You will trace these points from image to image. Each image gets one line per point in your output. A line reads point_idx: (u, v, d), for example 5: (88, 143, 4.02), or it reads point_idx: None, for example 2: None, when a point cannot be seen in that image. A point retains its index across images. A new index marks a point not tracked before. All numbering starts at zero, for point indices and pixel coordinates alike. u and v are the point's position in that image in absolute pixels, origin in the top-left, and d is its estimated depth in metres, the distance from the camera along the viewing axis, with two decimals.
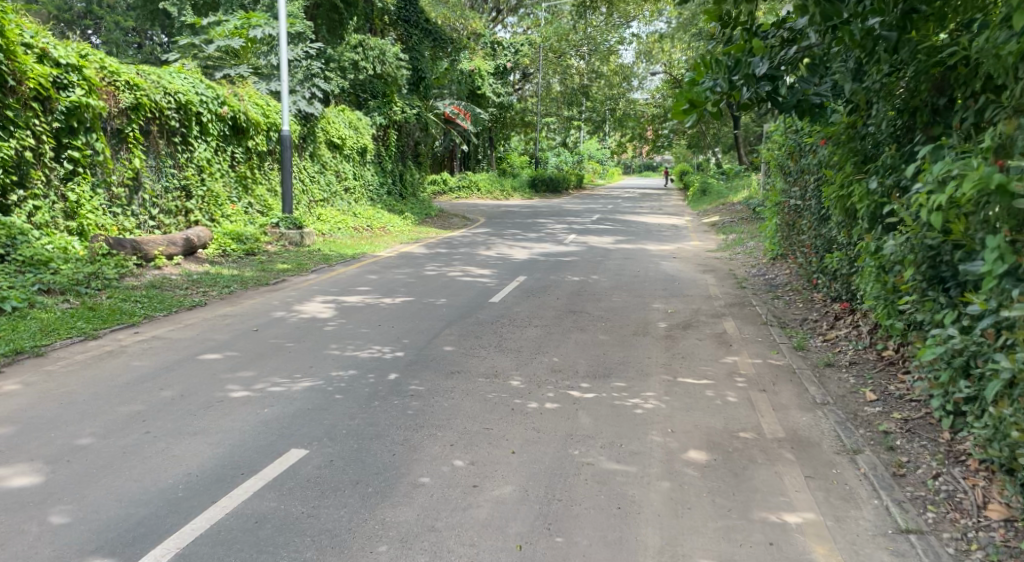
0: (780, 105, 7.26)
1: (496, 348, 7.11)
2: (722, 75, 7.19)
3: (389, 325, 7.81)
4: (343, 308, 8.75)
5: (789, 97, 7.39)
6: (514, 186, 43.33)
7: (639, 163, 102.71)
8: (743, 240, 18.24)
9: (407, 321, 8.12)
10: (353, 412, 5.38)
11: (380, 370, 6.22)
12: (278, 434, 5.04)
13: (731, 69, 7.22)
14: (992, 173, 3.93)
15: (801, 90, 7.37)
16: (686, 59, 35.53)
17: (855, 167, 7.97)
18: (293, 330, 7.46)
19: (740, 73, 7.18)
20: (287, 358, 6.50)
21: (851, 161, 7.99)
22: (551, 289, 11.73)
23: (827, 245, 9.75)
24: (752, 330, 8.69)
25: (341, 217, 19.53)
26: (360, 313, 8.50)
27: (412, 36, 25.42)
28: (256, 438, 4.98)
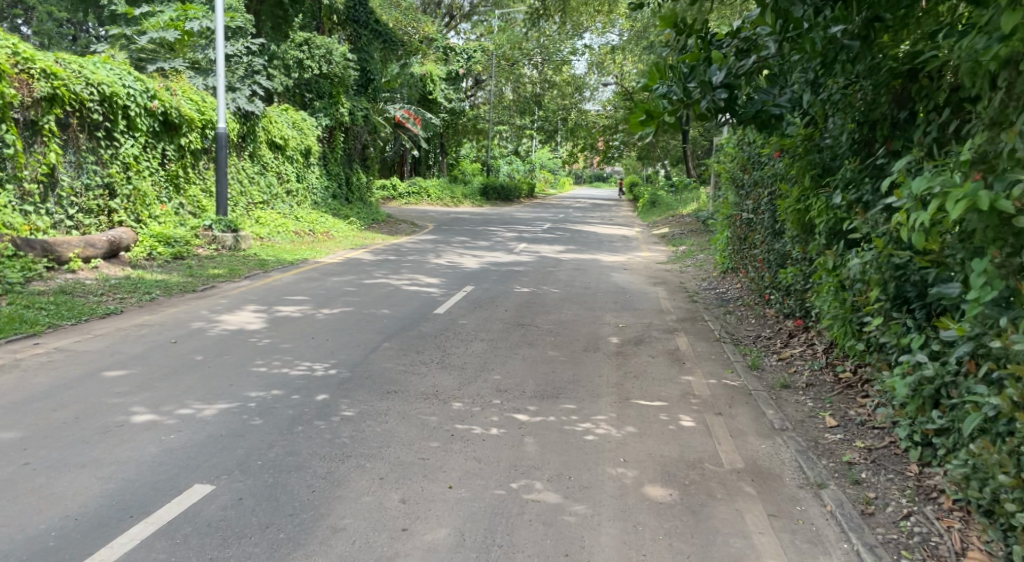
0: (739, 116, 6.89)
1: (435, 366, 6.66)
2: (677, 81, 6.73)
3: (321, 338, 7.31)
4: (272, 319, 8.22)
5: (747, 106, 7.06)
6: (464, 193, 42.88)
7: (590, 173, 103.11)
8: (693, 252, 18.06)
9: (341, 334, 7.62)
10: (271, 440, 4.89)
11: (305, 390, 5.73)
12: (181, 467, 4.54)
13: (684, 76, 6.84)
14: (980, 190, 3.67)
15: (759, 99, 7.08)
16: (637, 71, 35.60)
17: (813, 182, 7.74)
18: (214, 343, 6.92)
19: (695, 80, 6.78)
20: (203, 375, 5.97)
21: (809, 175, 7.76)
22: (498, 300, 11.31)
23: (781, 260, 9.50)
24: (705, 348, 8.38)
25: (281, 220, 18.88)
26: (290, 324, 7.98)
27: (361, 36, 24.72)
28: (154, 472, 4.47)
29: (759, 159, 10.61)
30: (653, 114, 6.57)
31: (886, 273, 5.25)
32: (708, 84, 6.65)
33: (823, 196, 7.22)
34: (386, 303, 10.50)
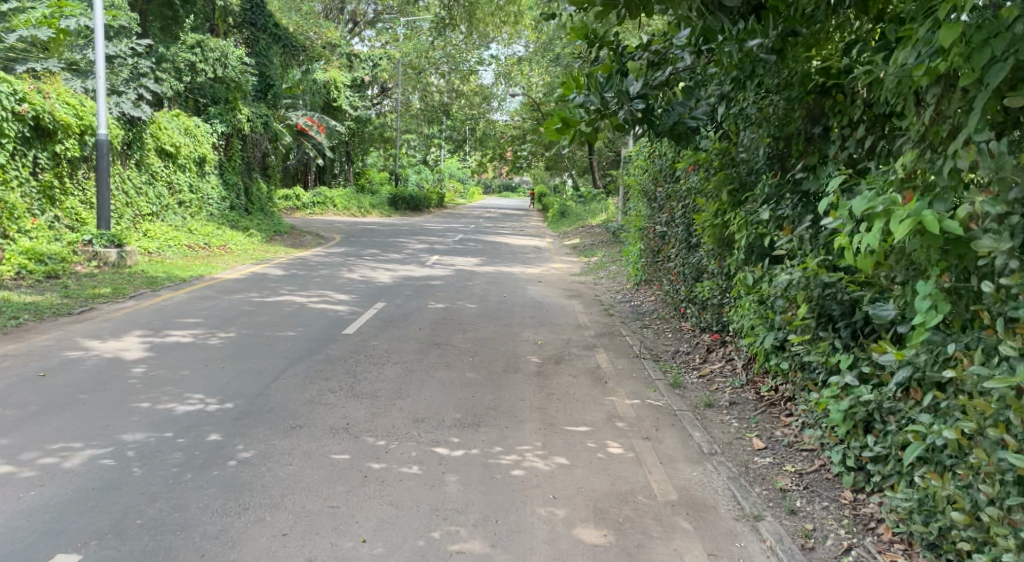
0: (656, 128, 6.75)
1: (339, 400, 6.33)
2: (595, 90, 6.51)
3: (217, 369, 6.90)
4: (156, 347, 7.73)
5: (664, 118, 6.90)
6: (372, 203, 42.17)
7: (500, 184, 103.38)
8: (605, 263, 18.07)
9: (236, 363, 7.20)
10: (153, 492, 4.45)
11: (192, 432, 5.33)
12: (42, 531, 4.07)
13: (601, 85, 6.67)
14: (925, 211, 3.60)
15: (676, 111, 6.91)
16: (543, 82, 35.88)
17: (731, 197, 7.54)
18: (87, 379, 6.46)
19: (613, 89, 6.63)
20: (73, 416, 5.53)
21: (725, 190, 7.56)
22: (410, 317, 10.96)
23: (697, 273, 9.38)
24: (625, 365, 8.24)
25: (172, 233, 18.04)
26: (176, 352, 7.53)
27: (259, 40, 24.76)
28: (9, 538, 3.99)
29: (673, 167, 10.46)
30: (570, 122, 6.26)
31: (813, 292, 5.08)
32: (626, 93, 6.49)
33: (742, 211, 7.03)
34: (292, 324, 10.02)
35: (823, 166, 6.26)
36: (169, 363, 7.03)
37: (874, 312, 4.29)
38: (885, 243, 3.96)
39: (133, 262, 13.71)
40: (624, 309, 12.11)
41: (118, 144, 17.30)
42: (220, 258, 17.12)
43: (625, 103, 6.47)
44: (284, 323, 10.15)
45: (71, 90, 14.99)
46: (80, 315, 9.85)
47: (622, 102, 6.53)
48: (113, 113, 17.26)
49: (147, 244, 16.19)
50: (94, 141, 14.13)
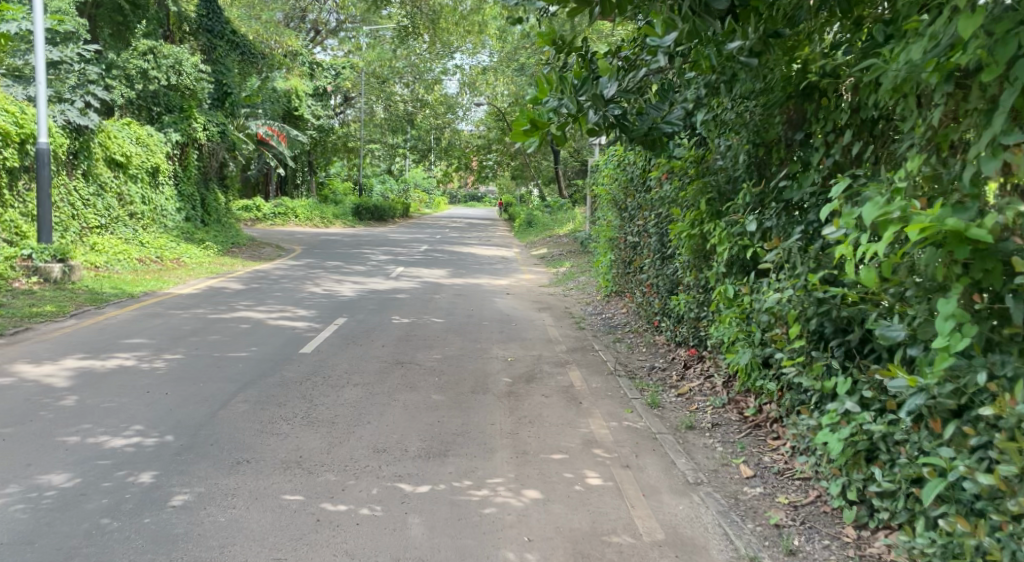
0: (628, 132, 6.36)
1: (292, 433, 5.95)
2: (569, 94, 6.14)
3: (155, 404, 6.53)
4: (88, 379, 7.43)
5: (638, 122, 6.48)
6: (335, 213, 41.56)
7: (465, 194, 103.00)
8: (574, 273, 17.74)
9: (180, 395, 6.87)
10: (75, 544, 4.19)
11: (121, 473, 5.05)
12: None
13: (575, 88, 6.26)
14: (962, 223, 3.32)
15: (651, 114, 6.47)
16: (508, 91, 35.63)
17: (710, 210, 7.08)
18: (12, 414, 6.12)
19: (588, 93, 6.24)
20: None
21: (703, 204, 7.11)
22: (373, 333, 10.51)
23: (672, 284, 9.01)
24: (599, 383, 7.88)
25: (122, 246, 17.47)
26: (111, 384, 7.21)
27: (216, 47, 24.71)
28: None
29: (645, 173, 10.05)
30: (541, 124, 5.96)
31: (807, 309, 4.73)
32: (600, 96, 6.14)
33: (721, 222, 6.68)
34: (247, 344, 9.52)
35: (803, 177, 5.92)
36: (102, 396, 6.72)
37: (882, 331, 4.00)
38: (897, 254, 3.65)
39: (73, 281, 13.41)
40: (595, 322, 11.75)
41: (64, 154, 16.73)
42: (172, 272, 16.50)
43: (600, 107, 6.13)
44: (240, 342, 9.65)
45: (11, 97, 14.96)
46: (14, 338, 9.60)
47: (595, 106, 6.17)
48: (57, 121, 16.61)
49: (92, 258, 15.62)
50: (32, 149, 14.28)
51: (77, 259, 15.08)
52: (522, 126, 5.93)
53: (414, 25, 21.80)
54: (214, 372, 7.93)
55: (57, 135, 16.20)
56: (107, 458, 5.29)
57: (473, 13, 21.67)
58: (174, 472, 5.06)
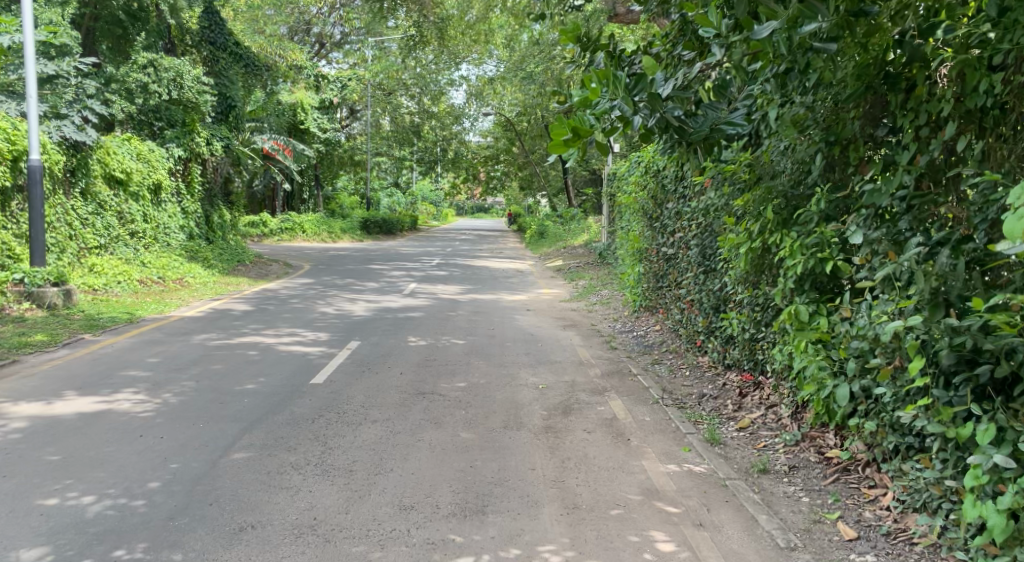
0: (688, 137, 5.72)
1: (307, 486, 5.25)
2: (622, 94, 5.46)
3: (152, 454, 5.88)
4: (79, 423, 6.74)
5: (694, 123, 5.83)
6: (343, 228, 40.90)
7: (473, 205, 102.48)
8: (595, 287, 16.94)
9: (178, 442, 6.18)
10: None
11: (106, 550, 4.36)
12: None
13: (630, 89, 5.77)
14: None
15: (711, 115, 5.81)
16: (516, 100, 34.92)
17: (779, 224, 6.17)
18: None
19: (643, 92, 5.74)
20: None
21: (776, 222, 6.15)
22: (390, 358, 9.73)
23: (721, 300, 8.16)
24: (644, 414, 7.07)
25: (122, 267, 16.77)
26: (104, 430, 6.53)
27: (218, 59, 24.16)
28: None
29: (688, 177, 9.19)
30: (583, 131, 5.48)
31: (939, 339, 4.18)
32: (659, 95, 5.51)
33: (791, 234, 5.86)
34: (253, 374, 8.74)
35: (896, 168, 5.13)
36: (92, 447, 6.05)
37: None
38: None
39: (66, 305, 12.70)
40: (627, 340, 10.94)
41: (61, 172, 16.12)
42: (174, 292, 15.77)
43: (658, 109, 5.53)
44: (245, 372, 8.89)
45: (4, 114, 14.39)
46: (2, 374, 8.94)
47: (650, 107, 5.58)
48: (52, 138, 16.02)
49: (91, 280, 14.94)
50: (25, 167, 13.65)
51: (72, 282, 14.39)
52: (561, 135, 5.49)
53: (420, 33, 21.13)
54: (216, 410, 7.17)
55: (53, 152, 15.53)
56: (89, 527, 4.62)
57: (481, 20, 21.00)
58: (163, 545, 4.42)
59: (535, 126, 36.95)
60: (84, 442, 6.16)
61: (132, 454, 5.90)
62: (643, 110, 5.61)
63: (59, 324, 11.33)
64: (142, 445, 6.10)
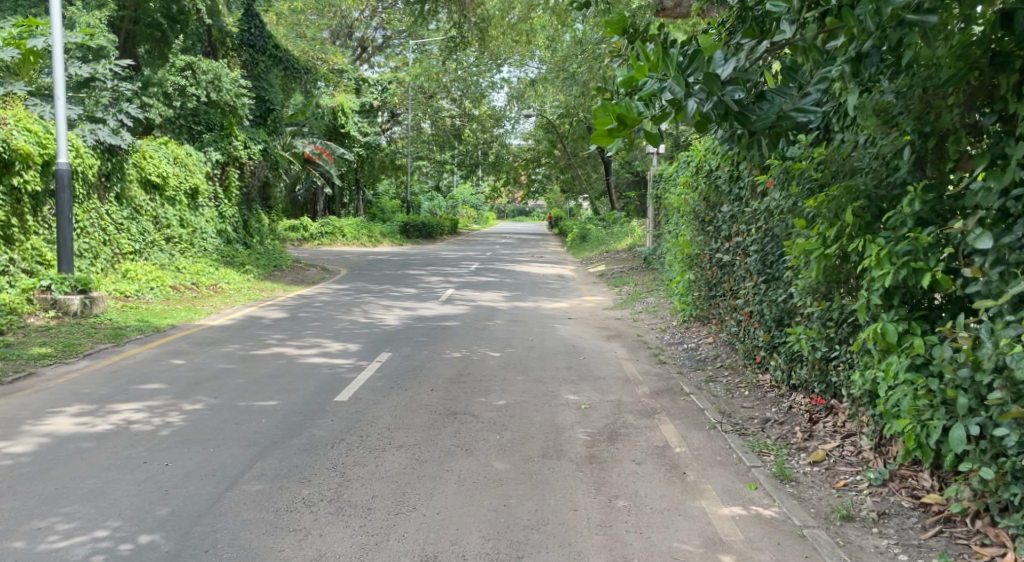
0: (750, 127, 5.10)
1: (319, 527, 4.70)
2: (674, 74, 4.96)
3: (154, 484, 5.30)
4: (81, 447, 6.15)
5: (760, 110, 5.18)
6: (383, 232, 40.56)
7: (513, 208, 102.10)
8: (640, 293, 16.20)
9: (183, 469, 5.58)
10: None
11: None
12: None
13: (682, 67, 5.10)
14: None
15: (779, 102, 5.16)
16: (559, 101, 34.24)
17: (861, 229, 5.40)
18: None
19: (698, 72, 5.08)
20: None
21: (858, 227, 5.38)
22: (422, 373, 9.08)
23: (786, 314, 7.43)
24: (701, 443, 6.38)
25: (156, 272, 16.25)
26: (107, 454, 5.94)
27: (257, 63, 23.87)
28: None
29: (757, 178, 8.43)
30: (629, 119, 4.97)
31: None
32: (715, 77, 4.94)
33: (877, 241, 5.09)
34: (276, 390, 8.12)
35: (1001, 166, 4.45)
36: (89, 476, 5.46)
37: None
38: None
39: (98, 313, 12.14)
40: (676, 354, 10.20)
41: (95, 176, 15.69)
42: (206, 299, 15.26)
43: (715, 92, 4.94)
44: (268, 387, 8.26)
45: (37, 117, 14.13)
46: (15, 387, 8.33)
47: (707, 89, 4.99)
48: (87, 141, 15.60)
49: (123, 286, 14.41)
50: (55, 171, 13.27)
51: (102, 288, 13.87)
52: (604, 124, 4.99)
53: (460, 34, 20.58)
54: (229, 431, 6.57)
55: (86, 156, 15.15)
56: None
57: (522, 20, 20.39)
58: None
59: (577, 128, 36.30)
60: (82, 469, 5.59)
61: (131, 483, 5.33)
62: (699, 93, 5.00)
63: (83, 333, 10.78)
64: (142, 474, 5.48)
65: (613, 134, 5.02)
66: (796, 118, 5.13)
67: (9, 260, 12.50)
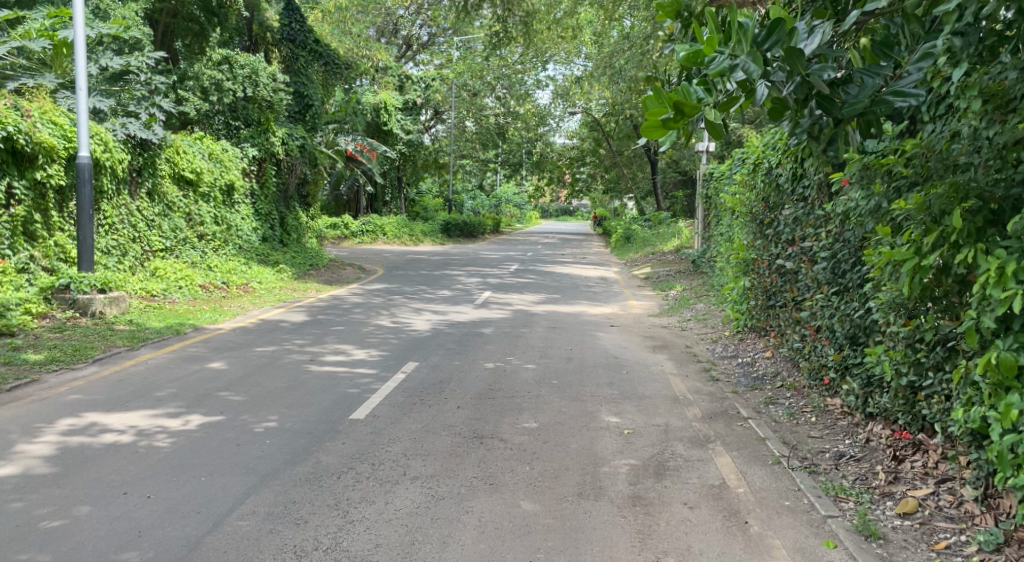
0: (836, 113, 4.46)
1: None
2: (750, 48, 4.30)
3: (129, 520, 4.62)
4: (60, 471, 5.47)
5: (847, 95, 4.52)
6: (424, 230, 39.88)
7: (556, 206, 101.04)
8: (688, 299, 15.23)
9: (167, 500, 4.90)
10: None
11: None
12: None
13: (758, 41, 4.44)
14: None
15: (869, 85, 4.50)
16: (607, 99, 33.27)
17: (970, 236, 4.63)
18: None
19: (777, 47, 4.40)
20: None
21: (965, 232, 4.63)
22: (449, 387, 8.30)
23: (862, 331, 6.59)
24: (765, 482, 5.60)
25: (186, 270, 15.50)
26: (86, 480, 5.25)
27: (298, 58, 23.04)
28: None
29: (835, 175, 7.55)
30: (688, 108, 4.44)
31: None
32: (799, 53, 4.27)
33: (997, 252, 4.36)
34: (289, 404, 7.35)
35: None
36: (57, 509, 4.75)
37: None
38: None
39: (117, 313, 11.44)
40: (730, 371, 9.30)
41: (127, 171, 15.01)
42: (234, 299, 14.42)
43: (797, 72, 4.28)
44: (282, 401, 7.49)
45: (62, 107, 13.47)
46: (12, 397, 7.53)
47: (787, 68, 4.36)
48: (118, 136, 14.78)
49: (149, 286, 13.61)
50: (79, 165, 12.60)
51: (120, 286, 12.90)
52: (659, 115, 4.44)
53: (506, 30, 19.63)
54: (229, 454, 5.88)
55: (116, 151, 14.36)
56: None
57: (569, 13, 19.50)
58: None
59: (625, 127, 35.27)
60: (53, 499, 4.91)
61: (102, 517, 4.63)
62: (777, 72, 4.45)
63: (96, 335, 10.04)
64: (118, 508, 4.76)
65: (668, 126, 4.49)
66: (891, 104, 4.47)
67: (28, 257, 11.91)
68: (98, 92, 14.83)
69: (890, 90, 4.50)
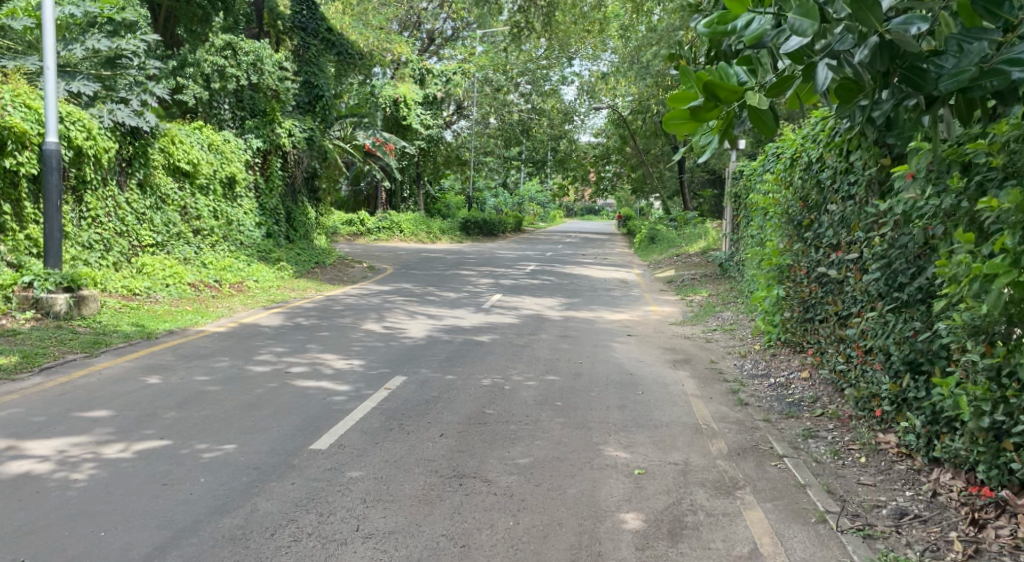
0: (931, 88, 3.54)
1: None
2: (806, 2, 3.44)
3: None
4: None
5: (943, 67, 3.56)
6: (442, 228, 38.96)
7: (581, 205, 99.66)
8: (714, 306, 14.03)
9: None
10: None
11: None
12: None
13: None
14: None
15: (972, 52, 3.50)
16: (634, 95, 32.10)
17: None
18: None
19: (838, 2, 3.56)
20: None
21: None
22: (436, 409, 7.23)
23: (920, 357, 5.49)
24: (807, 550, 4.48)
25: (175, 267, 14.53)
26: None
27: (310, 47, 21.94)
28: None
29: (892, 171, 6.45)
30: (723, 92, 3.53)
31: None
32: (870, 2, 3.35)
33: None
34: (244, 427, 6.29)
35: None
36: None
37: None
38: None
39: (86, 316, 10.50)
40: (760, 393, 8.14)
41: (114, 159, 14.05)
42: (224, 300, 13.41)
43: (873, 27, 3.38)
44: (236, 419, 6.43)
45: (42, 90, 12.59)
46: None
47: (858, 28, 3.48)
48: (104, 123, 13.77)
49: (131, 284, 12.68)
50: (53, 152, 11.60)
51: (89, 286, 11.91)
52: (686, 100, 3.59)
53: (526, 20, 18.34)
54: (150, 495, 4.86)
55: (101, 138, 13.37)
56: None
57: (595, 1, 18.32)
58: None
59: (652, 125, 33.95)
60: None
61: None
62: (844, 36, 3.52)
63: (53, 340, 9.05)
64: None
65: (698, 118, 3.64)
66: (1006, 74, 3.46)
67: None
68: (85, 76, 13.87)
69: (1003, 57, 3.47)
